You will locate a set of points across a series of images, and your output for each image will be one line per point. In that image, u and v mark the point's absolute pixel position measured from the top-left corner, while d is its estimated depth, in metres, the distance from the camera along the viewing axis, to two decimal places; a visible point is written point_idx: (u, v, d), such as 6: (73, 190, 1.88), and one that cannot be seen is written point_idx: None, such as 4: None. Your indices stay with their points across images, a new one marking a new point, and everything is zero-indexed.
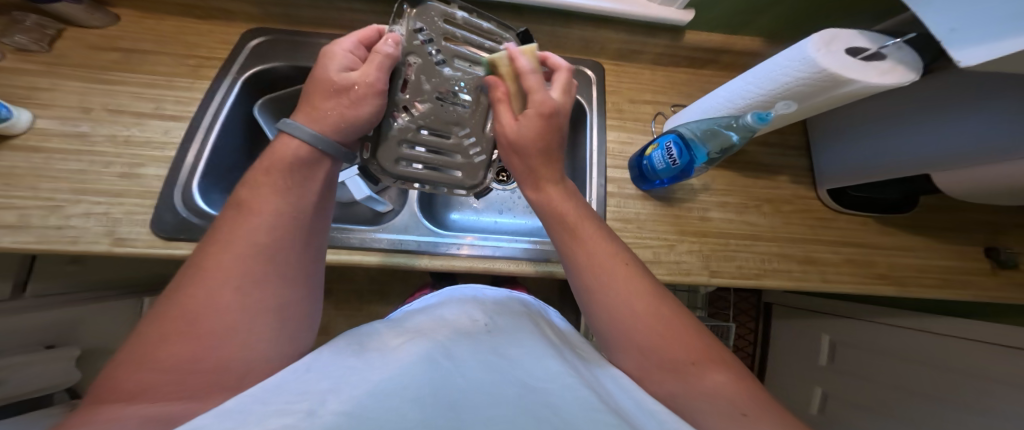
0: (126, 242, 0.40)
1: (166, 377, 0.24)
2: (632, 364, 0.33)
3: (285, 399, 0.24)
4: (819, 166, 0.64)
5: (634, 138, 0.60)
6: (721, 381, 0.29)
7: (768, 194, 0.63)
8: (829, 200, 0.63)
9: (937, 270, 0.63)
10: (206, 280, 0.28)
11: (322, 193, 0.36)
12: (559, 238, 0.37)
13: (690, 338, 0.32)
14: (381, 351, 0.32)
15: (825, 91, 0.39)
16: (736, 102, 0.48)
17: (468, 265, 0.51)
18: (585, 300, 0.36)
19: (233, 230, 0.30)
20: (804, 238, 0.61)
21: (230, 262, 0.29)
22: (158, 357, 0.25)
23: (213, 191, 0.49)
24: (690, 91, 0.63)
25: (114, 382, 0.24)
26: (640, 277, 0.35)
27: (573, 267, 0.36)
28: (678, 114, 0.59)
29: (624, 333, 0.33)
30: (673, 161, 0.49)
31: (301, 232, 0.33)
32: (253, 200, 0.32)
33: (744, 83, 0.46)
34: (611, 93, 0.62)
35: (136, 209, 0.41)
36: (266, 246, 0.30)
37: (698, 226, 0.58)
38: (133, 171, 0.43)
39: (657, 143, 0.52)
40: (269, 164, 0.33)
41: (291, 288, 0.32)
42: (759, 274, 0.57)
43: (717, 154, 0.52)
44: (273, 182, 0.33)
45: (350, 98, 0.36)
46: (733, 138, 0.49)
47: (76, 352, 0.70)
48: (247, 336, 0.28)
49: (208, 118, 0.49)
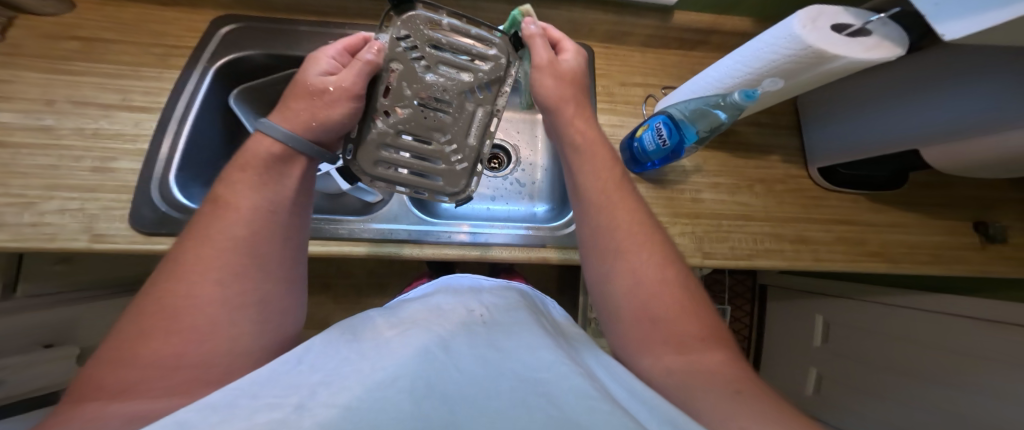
0: (105, 239, 0.39)
1: (149, 373, 0.23)
2: (631, 326, 0.33)
3: (275, 391, 0.24)
4: (809, 145, 0.64)
5: (625, 121, 0.59)
6: (717, 357, 0.30)
7: (760, 174, 0.63)
8: (821, 178, 0.62)
9: (926, 246, 0.64)
10: (186, 274, 0.27)
11: (301, 189, 0.36)
12: (586, 190, 0.38)
13: (694, 311, 0.33)
14: (375, 342, 0.31)
15: (812, 68, 0.39)
16: (724, 82, 0.47)
17: (460, 253, 0.50)
18: (600, 259, 0.36)
19: (210, 225, 0.29)
20: (798, 217, 0.61)
21: (209, 257, 0.28)
22: (140, 353, 0.24)
23: (192, 184, 0.47)
24: (680, 73, 0.63)
25: (97, 379, 0.23)
26: (658, 244, 0.36)
27: (597, 224, 0.36)
28: (669, 94, 0.58)
29: (636, 293, 0.33)
30: (663, 142, 0.49)
31: (280, 228, 0.33)
32: (231, 195, 0.31)
33: (733, 62, 0.45)
34: (601, 75, 0.60)
35: (113, 204, 0.40)
36: (245, 241, 0.30)
37: (691, 208, 0.57)
38: (106, 166, 0.42)
39: (647, 124, 0.52)
40: (245, 161, 0.33)
41: (272, 284, 0.31)
42: (751, 254, 0.57)
43: (706, 134, 0.51)
44: (249, 178, 0.32)
45: (325, 100, 0.36)
46: (721, 117, 0.49)
47: (76, 351, 0.69)
48: (232, 330, 0.27)
49: (180, 109, 0.47)
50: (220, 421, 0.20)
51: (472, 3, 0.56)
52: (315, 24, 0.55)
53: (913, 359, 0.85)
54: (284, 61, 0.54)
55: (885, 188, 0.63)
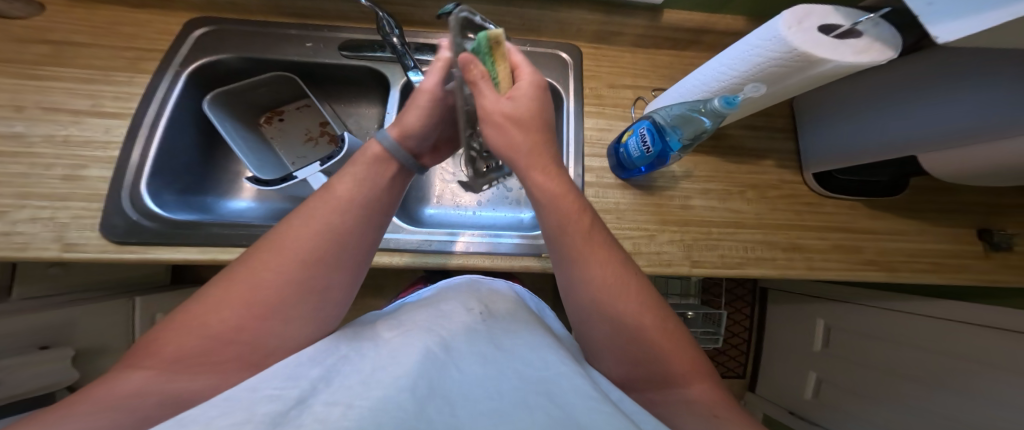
0: (76, 248, 0.38)
1: (208, 343, 0.26)
2: (615, 368, 0.33)
3: (275, 384, 0.24)
4: (806, 149, 0.62)
5: (613, 125, 0.57)
6: (701, 392, 0.30)
7: (753, 180, 0.61)
8: (816, 184, 0.61)
9: (927, 254, 0.62)
10: (272, 256, 0.29)
11: (392, 191, 0.36)
12: (559, 245, 0.34)
13: (679, 354, 0.31)
14: (374, 343, 0.30)
15: (799, 72, 0.37)
16: (710, 86, 0.45)
17: (440, 263, 0.50)
18: (578, 314, 0.35)
19: (314, 210, 0.31)
20: (794, 225, 0.59)
21: (299, 243, 0.30)
22: (212, 321, 0.27)
23: (165, 191, 0.47)
24: (672, 74, 0.60)
25: (166, 340, 0.26)
26: (635, 307, 0.32)
27: (572, 283, 0.34)
28: (658, 97, 0.56)
29: (613, 351, 0.33)
30: (648, 149, 0.47)
31: (363, 227, 0.33)
32: (333, 184, 0.33)
33: (718, 66, 0.44)
34: (588, 77, 0.59)
35: (83, 213, 0.40)
36: (330, 232, 0.31)
37: (679, 214, 0.56)
38: (76, 173, 0.41)
39: (633, 129, 0.50)
40: (362, 160, 0.35)
41: (339, 274, 0.31)
42: (743, 262, 0.56)
43: (694, 143, 0.50)
44: (356, 173, 0.34)
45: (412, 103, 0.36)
46: (709, 126, 0.47)
47: (70, 353, 0.65)
48: (287, 315, 0.29)
49: (151, 113, 0.47)
50: (218, 417, 0.20)
51: (454, 5, 0.55)
52: (293, 26, 0.54)
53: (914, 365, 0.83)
54: (262, 63, 0.54)
55: (886, 193, 0.61)
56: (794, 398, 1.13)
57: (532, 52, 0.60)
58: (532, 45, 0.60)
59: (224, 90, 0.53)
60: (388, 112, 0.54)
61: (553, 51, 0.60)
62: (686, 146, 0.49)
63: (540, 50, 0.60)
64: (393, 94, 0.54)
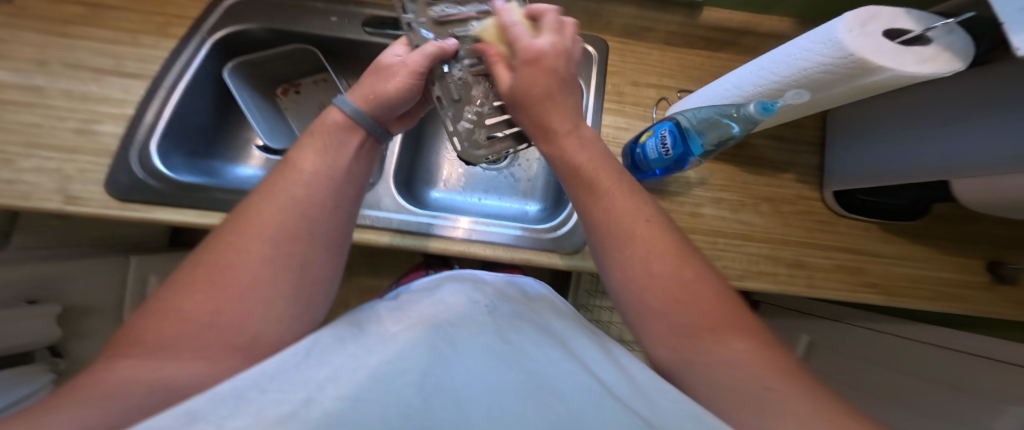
0: (78, 201, 0.39)
1: (185, 330, 0.25)
2: (640, 322, 0.29)
3: (281, 389, 0.21)
4: (829, 168, 0.60)
5: (631, 124, 0.56)
6: (743, 350, 0.25)
7: (769, 193, 0.60)
8: (835, 203, 0.59)
9: (931, 282, 0.61)
10: (241, 234, 0.29)
11: (358, 163, 0.36)
12: (570, 185, 0.33)
13: (709, 304, 0.27)
14: (380, 336, 0.30)
15: (848, 80, 0.34)
16: (745, 90, 0.43)
17: (418, 246, 0.50)
18: (597, 263, 0.33)
19: (277, 184, 0.31)
20: (799, 241, 0.59)
21: (266, 216, 0.30)
22: (185, 307, 0.26)
23: (173, 153, 0.48)
24: (701, 75, 0.58)
25: (138, 333, 0.25)
26: (659, 247, 0.29)
27: (587, 225, 0.32)
28: (682, 100, 0.54)
29: (633, 302, 0.29)
30: (666, 152, 0.46)
31: (333, 197, 0.33)
32: (297, 161, 0.33)
33: (760, 68, 0.41)
34: (612, 73, 0.57)
35: (91, 167, 0.40)
36: (298, 202, 0.31)
37: (688, 222, 0.55)
38: (89, 128, 0.42)
39: (652, 130, 0.49)
40: (323, 128, 0.35)
41: (315, 248, 0.31)
42: (743, 275, 0.56)
43: (715, 149, 0.47)
44: (317, 143, 0.34)
45: (385, 75, 0.37)
46: (735, 134, 0.45)
47: (57, 309, 0.59)
48: (267, 294, 0.28)
49: (171, 78, 0.48)
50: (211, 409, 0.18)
51: None
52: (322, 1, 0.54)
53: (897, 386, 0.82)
54: (287, 36, 0.54)
55: (907, 218, 0.59)
56: None
57: None
58: None
59: (246, 59, 0.53)
60: None
61: None
62: (706, 151, 0.47)
63: None
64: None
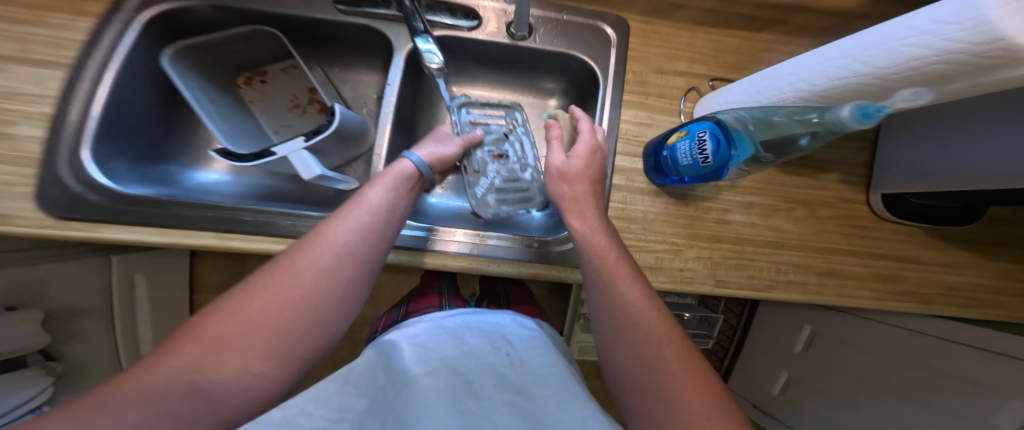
0: (10, 220, 0.36)
1: (238, 332, 0.27)
2: (645, 406, 0.29)
3: (325, 414, 0.24)
4: (881, 164, 0.53)
5: (654, 119, 0.49)
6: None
7: (807, 195, 0.53)
8: (883, 207, 0.53)
9: (970, 288, 0.56)
10: (306, 251, 0.31)
11: (407, 209, 0.39)
12: (585, 265, 0.37)
13: (711, 402, 0.28)
14: (404, 380, 0.31)
15: (994, 74, 0.22)
16: (814, 84, 0.34)
17: (412, 261, 0.45)
18: (602, 337, 0.35)
19: (345, 210, 0.34)
20: (834, 248, 0.53)
21: (332, 238, 0.32)
22: (246, 308, 0.28)
23: (114, 159, 0.44)
24: (741, 62, 0.51)
25: (198, 329, 0.26)
26: (665, 329, 0.32)
27: (603, 298, 0.34)
28: (715, 92, 0.47)
29: (637, 379, 0.31)
30: (705, 159, 0.39)
31: (385, 231, 0.35)
32: (366, 191, 0.36)
33: (837, 57, 0.31)
34: (633, 59, 0.50)
35: (12, 180, 0.37)
36: (363, 234, 0.33)
37: (713, 230, 0.50)
38: (4, 131, 0.39)
39: (685, 130, 0.41)
40: (384, 175, 0.39)
41: (361, 276, 0.33)
42: (771, 286, 0.51)
43: (768, 154, 0.40)
44: (384, 182, 0.38)
45: (444, 141, 0.46)
46: (800, 139, 0.37)
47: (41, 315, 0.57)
48: (312, 310, 0.29)
49: (94, 68, 0.43)
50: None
51: None
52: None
53: (880, 371, 0.76)
54: (235, 12, 0.48)
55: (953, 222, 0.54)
56: (761, 395, 1.06)
57: (567, 21, 0.51)
58: (571, 13, 0.51)
59: (184, 43, 0.46)
60: (390, 84, 0.48)
61: (595, 22, 0.51)
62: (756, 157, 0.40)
63: (578, 18, 0.51)
64: (398, 58, 0.48)
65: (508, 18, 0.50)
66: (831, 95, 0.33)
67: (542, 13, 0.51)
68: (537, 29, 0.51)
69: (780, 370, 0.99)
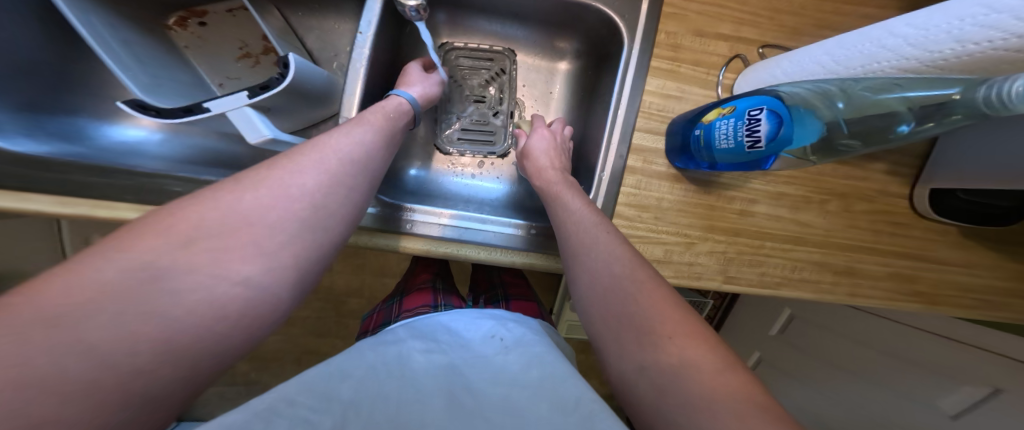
0: None
1: (215, 227, 0.24)
2: (602, 310, 0.29)
3: (313, 407, 0.25)
4: (938, 156, 0.44)
5: (686, 91, 0.42)
6: (711, 368, 0.23)
7: (845, 188, 0.47)
8: (926, 202, 0.46)
9: (1001, 290, 0.49)
10: (300, 152, 0.29)
11: (399, 139, 0.37)
12: (557, 199, 0.38)
13: (669, 302, 0.27)
14: (400, 359, 0.32)
15: None
16: (931, 51, 0.25)
17: (388, 246, 0.42)
18: (566, 256, 0.35)
19: (345, 126, 0.33)
20: (859, 245, 0.48)
21: (328, 142, 0.30)
22: (232, 203, 0.25)
23: None
24: (802, 26, 0.43)
25: (163, 220, 0.23)
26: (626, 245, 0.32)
27: (565, 220, 0.36)
28: (764, 61, 0.39)
29: (593, 288, 0.31)
30: (754, 141, 0.32)
31: (380, 159, 0.34)
32: (365, 115, 0.35)
33: (981, 10, 0.22)
34: (668, 16, 0.41)
35: None
36: (362, 148, 0.32)
37: (733, 222, 0.45)
38: None
39: (732, 105, 0.34)
40: (387, 104, 0.38)
41: (356, 190, 0.31)
42: (781, 284, 0.47)
43: (853, 140, 0.31)
44: (381, 109, 0.37)
45: (425, 79, 0.45)
46: (901, 126, 0.29)
47: None
48: (308, 210, 0.27)
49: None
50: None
51: None
52: None
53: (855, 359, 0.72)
54: None
55: (1003, 221, 0.45)
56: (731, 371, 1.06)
57: None
58: None
59: None
60: (362, 32, 0.40)
61: None
62: (832, 141, 0.32)
63: None
64: (374, 1, 0.40)
65: None
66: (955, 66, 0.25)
67: None
68: None
69: (754, 350, 0.96)
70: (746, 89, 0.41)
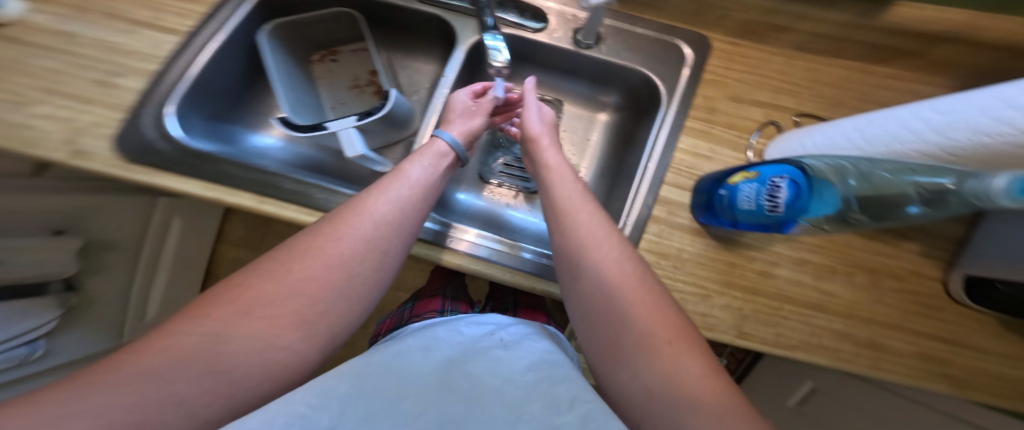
0: (84, 157, 0.41)
1: (271, 293, 0.28)
2: (606, 323, 0.32)
3: (306, 399, 0.23)
4: (973, 243, 0.45)
5: (717, 152, 0.45)
6: (697, 372, 0.26)
7: (872, 261, 0.48)
8: (960, 286, 0.45)
9: None
10: (346, 215, 0.33)
11: (437, 187, 0.41)
12: (558, 201, 0.39)
13: (667, 317, 0.30)
14: (396, 358, 0.31)
15: None
16: (949, 138, 0.27)
17: (430, 257, 0.46)
18: (563, 263, 0.36)
19: (387, 182, 0.37)
20: (890, 324, 0.46)
21: (371, 203, 0.34)
22: (287, 273, 0.29)
23: (194, 115, 0.50)
24: (843, 100, 0.46)
25: (230, 295, 0.27)
26: (628, 259, 0.34)
27: (563, 227, 0.37)
28: (797, 130, 0.41)
29: (594, 301, 0.33)
30: (775, 205, 0.34)
31: (417, 217, 0.37)
32: (405, 167, 0.39)
33: (996, 104, 0.24)
34: (707, 82, 0.47)
35: (100, 122, 0.43)
36: (402, 205, 0.36)
37: (753, 281, 0.46)
38: (111, 81, 0.45)
39: (754, 170, 0.37)
40: (427, 150, 0.42)
41: (394, 247, 0.34)
42: (796, 345, 0.45)
43: (862, 215, 0.34)
44: (422, 159, 0.40)
45: (469, 113, 0.48)
46: (908, 205, 0.31)
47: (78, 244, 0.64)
48: (349, 273, 0.31)
49: (204, 37, 0.50)
50: None
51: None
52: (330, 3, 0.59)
53: None
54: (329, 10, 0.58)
55: None
56: None
57: (638, 35, 0.51)
58: (644, 26, 0.51)
59: (285, 23, 0.56)
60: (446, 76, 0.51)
61: (671, 40, 0.50)
62: (845, 216, 0.34)
63: (649, 33, 0.51)
64: (457, 58, 0.52)
65: (576, 25, 0.51)
66: (971, 156, 0.27)
67: (612, 23, 0.51)
68: (605, 39, 0.51)
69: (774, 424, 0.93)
70: (775, 154, 0.42)
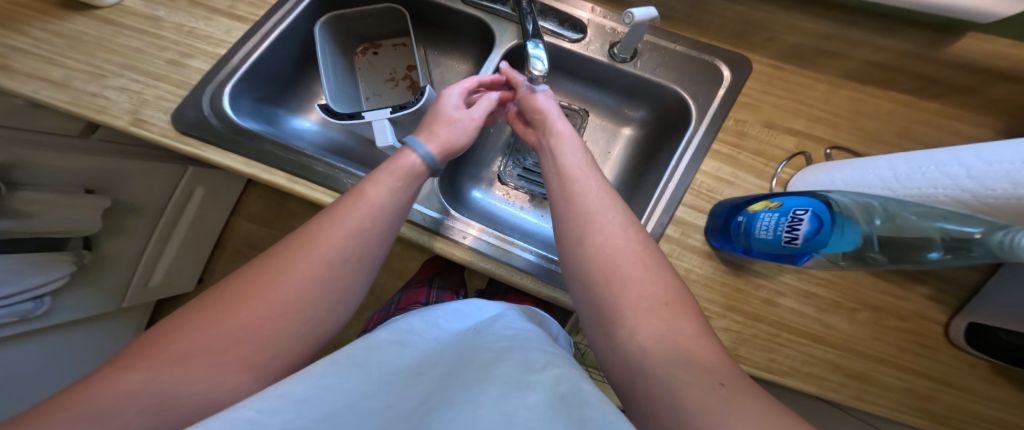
0: (142, 125, 0.44)
1: (208, 340, 0.24)
2: (597, 287, 0.31)
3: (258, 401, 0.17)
4: (986, 291, 0.44)
5: (739, 178, 0.44)
6: (688, 334, 0.26)
7: (880, 300, 0.48)
8: (962, 332, 0.44)
9: None
10: (298, 251, 0.30)
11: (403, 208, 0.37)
12: (559, 176, 0.39)
13: (659, 282, 0.29)
14: (367, 344, 0.26)
15: None
16: (988, 187, 0.25)
17: (426, 244, 0.47)
18: (561, 233, 0.36)
19: (350, 205, 0.34)
20: (882, 359, 0.46)
21: (329, 232, 0.31)
22: (227, 318, 0.26)
23: (245, 96, 0.53)
24: (882, 136, 0.44)
25: (152, 347, 0.23)
26: (622, 230, 0.34)
27: (563, 199, 0.37)
28: (824, 164, 0.40)
29: (587, 266, 0.32)
30: (794, 236, 0.33)
31: (381, 245, 0.34)
32: (369, 189, 0.36)
33: None
34: (741, 104, 0.47)
35: (165, 97, 0.46)
36: (366, 232, 0.33)
37: (757, 308, 0.46)
38: (181, 61, 0.49)
39: (776, 200, 0.36)
40: (393, 167, 0.38)
41: (353, 279, 0.31)
42: (786, 372, 0.45)
43: (878, 255, 0.31)
44: (389, 180, 0.37)
45: (454, 126, 0.45)
46: (931, 251, 0.29)
47: (107, 204, 0.67)
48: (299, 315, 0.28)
49: (267, 27, 0.53)
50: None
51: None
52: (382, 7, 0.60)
53: None
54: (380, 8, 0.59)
55: None
56: None
57: (676, 53, 0.50)
58: (684, 45, 0.50)
59: (337, 14, 0.58)
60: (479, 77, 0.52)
61: (712, 60, 0.49)
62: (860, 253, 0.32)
63: (689, 51, 0.50)
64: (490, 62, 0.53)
65: (614, 39, 0.51)
66: (1003, 207, 0.25)
67: (652, 39, 0.51)
68: (641, 54, 0.51)
69: None
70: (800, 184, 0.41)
